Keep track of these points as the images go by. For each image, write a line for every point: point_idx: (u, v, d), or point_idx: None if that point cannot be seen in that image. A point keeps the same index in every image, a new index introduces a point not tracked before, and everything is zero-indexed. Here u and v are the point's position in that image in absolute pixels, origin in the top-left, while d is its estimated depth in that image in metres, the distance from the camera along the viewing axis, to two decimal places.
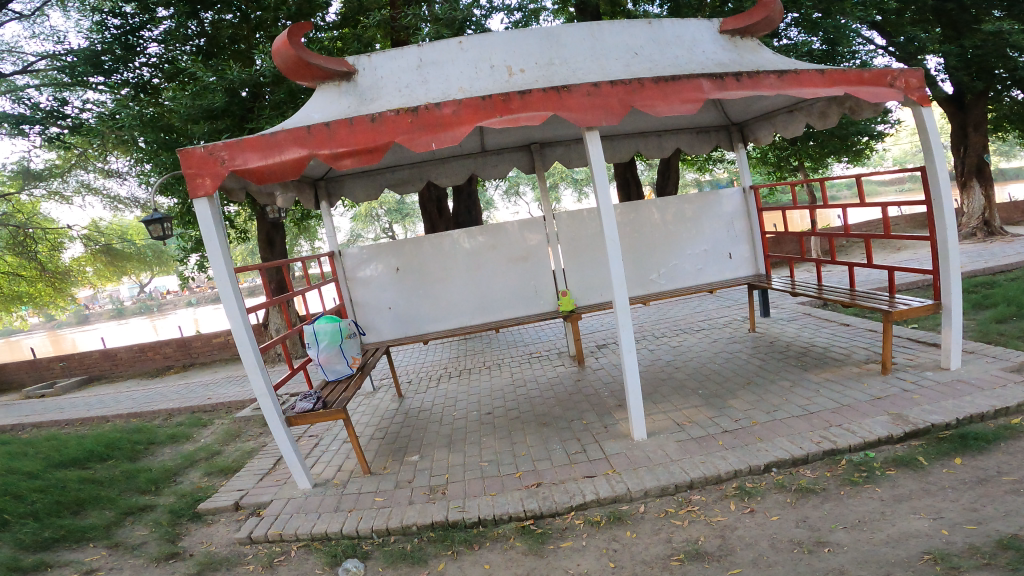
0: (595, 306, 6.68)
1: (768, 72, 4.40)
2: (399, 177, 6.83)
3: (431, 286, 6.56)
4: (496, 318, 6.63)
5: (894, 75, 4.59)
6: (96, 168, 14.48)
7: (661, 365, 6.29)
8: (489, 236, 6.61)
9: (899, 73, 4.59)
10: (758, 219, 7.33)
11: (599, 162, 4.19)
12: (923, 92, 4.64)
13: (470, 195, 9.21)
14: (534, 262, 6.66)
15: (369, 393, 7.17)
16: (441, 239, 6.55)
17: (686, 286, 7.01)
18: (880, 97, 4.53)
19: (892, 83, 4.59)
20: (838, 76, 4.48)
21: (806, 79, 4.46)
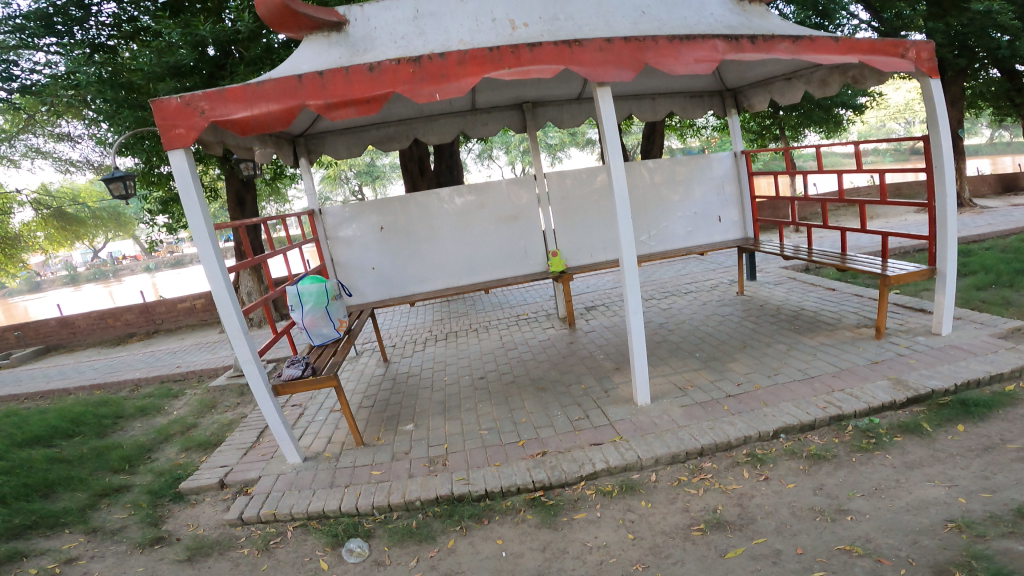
0: (587, 267, 6.48)
1: (783, 37, 4.12)
2: (383, 135, 6.41)
3: (418, 247, 6.23)
4: (485, 280, 6.36)
5: (906, 45, 4.45)
6: (46, 132, 13.47)
7: (655, 327, 6.18)
8: (478, 194, 6.28)
9: (911, 44, 4.45)
10: (749, 182, 7.07)
11: (611, 122, 3.95)
12: (931, 64, 4.56)
13: (452, 155, 8.92)
14: (525, 222, 6.40)
15: (353, 358, 6.87)
16: (428, 197, 6.19)
17: (675, 250, 6.86)
18: (889, 68, 4.41)
19: (903, 54, 4.45)
20: (852, 44, 4.27)
21: (821, 45, 4.22)
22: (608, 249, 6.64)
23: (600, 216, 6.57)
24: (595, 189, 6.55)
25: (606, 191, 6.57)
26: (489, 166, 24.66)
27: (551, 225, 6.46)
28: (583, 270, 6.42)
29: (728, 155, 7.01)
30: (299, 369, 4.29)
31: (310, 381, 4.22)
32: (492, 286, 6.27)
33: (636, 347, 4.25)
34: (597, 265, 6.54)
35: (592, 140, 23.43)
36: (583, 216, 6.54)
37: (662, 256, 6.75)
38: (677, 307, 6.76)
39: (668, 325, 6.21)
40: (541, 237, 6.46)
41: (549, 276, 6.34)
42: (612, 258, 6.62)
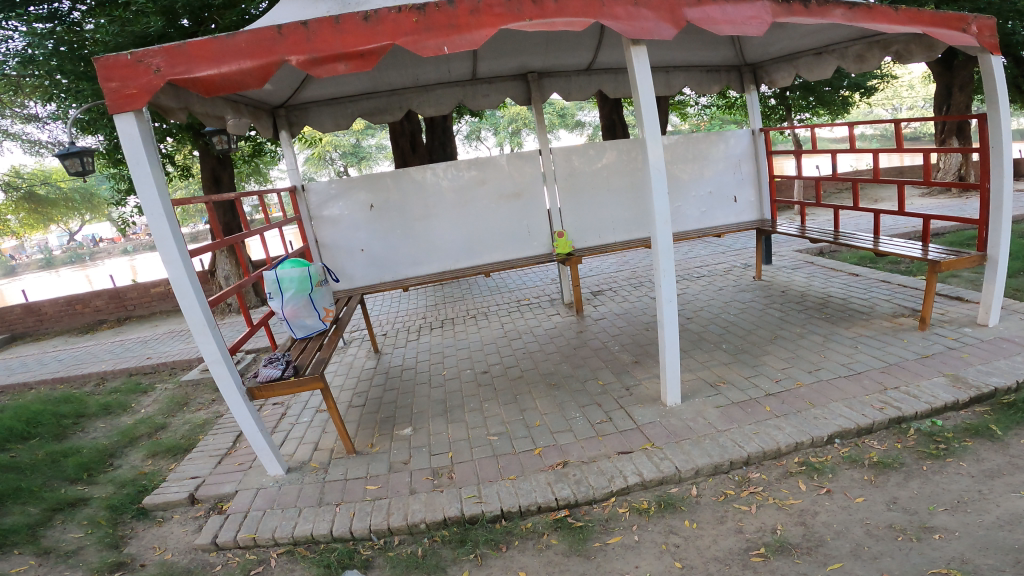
0: (598, 249, 5.91)
1: (838, 2, 3.59)
2: (373, 107, 5.76)
3: (411, 228, 5.62)
4: (484, 264, 5.74)
5: (969, 20, 4.01)
6: (9, 112, 12.55)
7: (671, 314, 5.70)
8: (478, 168, 5.64)
9: (974, 17, 4.01)
10: (767, 160, 6.34)
11: (647, 85, 3.37)
12: (994, 40, 4.11)
13: (445, 130, 8.32)
14: (529, 201, 5.78)
15: (343, 347, 6.28)
16: (421, 173, 5.55)
17: (687, 230, 6.17)
18: (954, 42, 3.95)
19: (967, 29, 4.01)
20: (914, 14, 3.79)
21: (880, 13, 3.72)
22: (619, 228, 6.05)
23: (610, 194, 5.98)
24: (606, 164, 5.94)
25: (617, 166, 5.96)
26: (476, 147, 23.83)
27: (555, 204, 5.86)
28: (591, 252, 5.86)
29: (745, 131, 6.26)
30: (279, 370, 3.63)
31: (293, 383, 3.60)
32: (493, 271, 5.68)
33: (667, 346, 3.68)
34: (607, 248, 5.96)
35: (582, 121, 22.74)
36: (591, 194, 5.94)
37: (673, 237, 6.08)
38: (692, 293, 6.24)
39: (687, 312, 5.64)
40: (546, 216, 5.85)
41: (554, 258, 5.78)
42: (624, 239, 6.04)
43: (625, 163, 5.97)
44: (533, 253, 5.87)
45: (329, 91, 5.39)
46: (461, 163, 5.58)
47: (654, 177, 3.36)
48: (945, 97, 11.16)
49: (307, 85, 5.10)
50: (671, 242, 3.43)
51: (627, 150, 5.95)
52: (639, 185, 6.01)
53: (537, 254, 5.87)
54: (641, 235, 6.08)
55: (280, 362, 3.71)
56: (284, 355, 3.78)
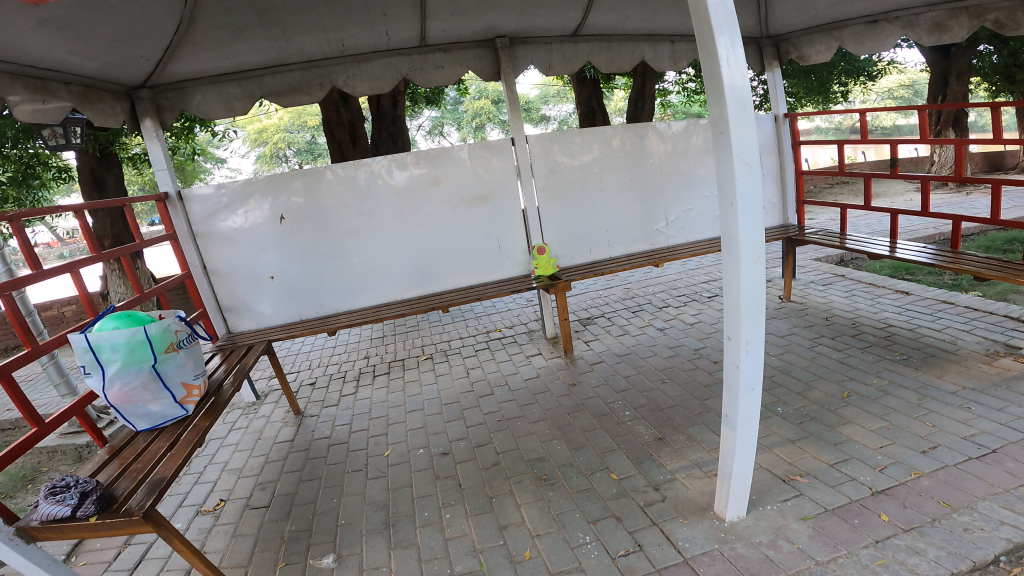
0: (594, 269, 4.14)
1: None
2: (281, 86, 3.82)
3: (338, 246, 3.98)
4: (438, 293, 4.08)
5: None
6: None
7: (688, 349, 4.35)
8: (427, 163, 3.97)
9: None
10: (794, 155, 4.71)
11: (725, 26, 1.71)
12: None
13: (395, 120, 6.75)
14: (497, 206, 4.12)
15: (255, 405, 4.81)
16: (346, 171, 3.88)
17: (696, 243, 4.50)
18: None
19: None
20: None
21: None
22: (616, 240, 4.40)
23: (602, 194, 4.32)
24: (601, 153, 4.28)
25: (614, 159, 4.31)
26: (435, 143, 21.78)
27: (530, 209, 4.16)
28: (586, 272, 4.11)
29: (768, 117, 4.62)
30: (67, 508, 2.23)
31: (95, 526, 2.25)
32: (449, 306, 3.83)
33: (737, 456, 2.24)
34: (607, 269, 4.15)
35: (547, 115, 21.15)
36: (579, 194, 4.26)
37: (686, 249, 4.37)
38: (714, 304, 4.86)
39: (713, 341, 4.25)
40: (521, 228, 4.18)
41: (532, 282, 3.98)
42: (621, 256, 4.38)
43: (621, 156, 4.32)
44: (507, 276, 4.19)
45: (216, 65, 3.55)
46: (401, 159, 3.93)
47: (742, 184, 1.77)
48: (941, 87, 10.39)
49: (174, 58, 3.32)
50: (760, 296, 1.85)
51: (629, 140, 4.31)
52: (641, 184, 4.39)
53: (513, 277, 4.16)
54: (644, 248, 4.47)
55: (71, 493, 2.30)
56: (82, 481, 2.37)
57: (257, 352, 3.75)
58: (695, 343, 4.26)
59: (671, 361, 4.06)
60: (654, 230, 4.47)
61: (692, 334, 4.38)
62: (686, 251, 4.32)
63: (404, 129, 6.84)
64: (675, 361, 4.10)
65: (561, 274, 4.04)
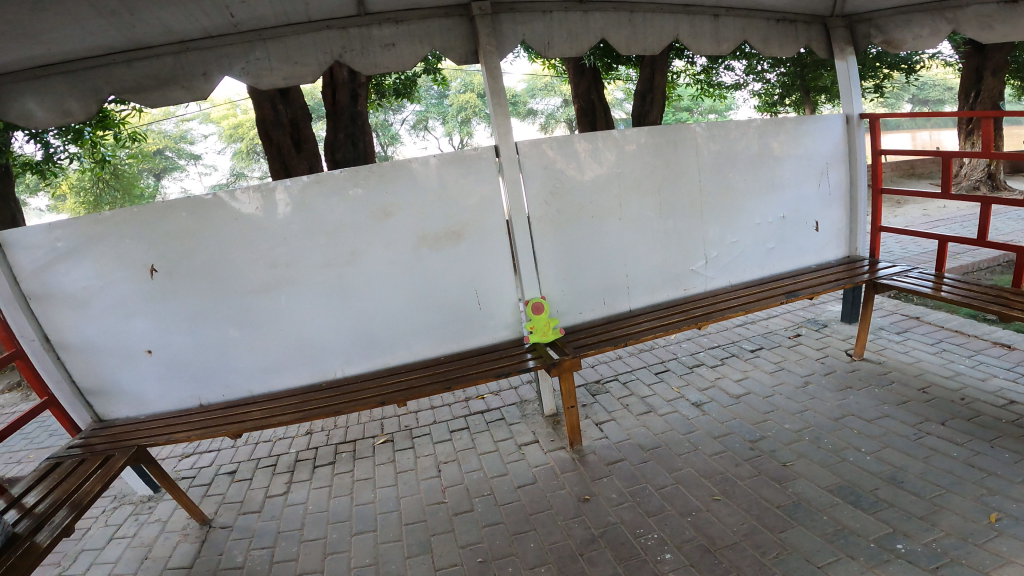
0: (613, 333, 2.89)
1: None
2: (140, 78, 2.57)
3: (242, 305, 2.74)
4: (393, 371, 2.84)
5: None
6: None
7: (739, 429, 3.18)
8: (370, 184, 2.68)
9: None
10: (869, 172, 3.53)
11: None
12: None
13: (353, 116, 5.46)
14: (478, 247, 2.88)
15: (150, 503, 3.56)
16: (245, 197, 2.59)
17: (743, 287, 3.29)
18: None
19: None
20: None
21: None
22: (636, 286, 3.19)
23: (621, 225, 3.08)
24: (621, 166, 3.00)
25: (640, 174, 3.04)
26: (421, 139, 19.89)
27: (523, 249, 2.91)
28: (597, 337, 2.86)
29: (837, 119, 3.45)
30: None
31: None
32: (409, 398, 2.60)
33: None
34: (630, 331, 2.89)
35: (534, 109, 19.59)
36: (588, 225, 3.02)
37: (734, 300, 3.12)
38: (761, 362, 3.74)
39: (770, 426, 3.13)
40: (511, 274, 2.96)
41: (524, 359, 2.75)
42: (643, 309, 3.17)
43: (650, 171, 3.05)
44: (488, 344, 2.97)
45: (31, 52, 2.33)
46: (328, 181, 2.63)
47: None
48: (973, 84, 9.48)
49: None
50: None
51: (661, 151, 3.05)
52: (675, 212, 3.15)
53: (496, 345, 2.95)
54: (672, 296, 3.27)
55: None
56: None
57: (118, 466, 2.45)
58: (750, 431, 3.11)
59: (720, 463, 2.92)
60: (690, 271, 3.26)
61: (741, 416, 3.23)
62: (733, 301, 3.10)
63: (366, 129, 5.56)
64: (726, 459, 2.93)
65: (565, 344, 2.81)
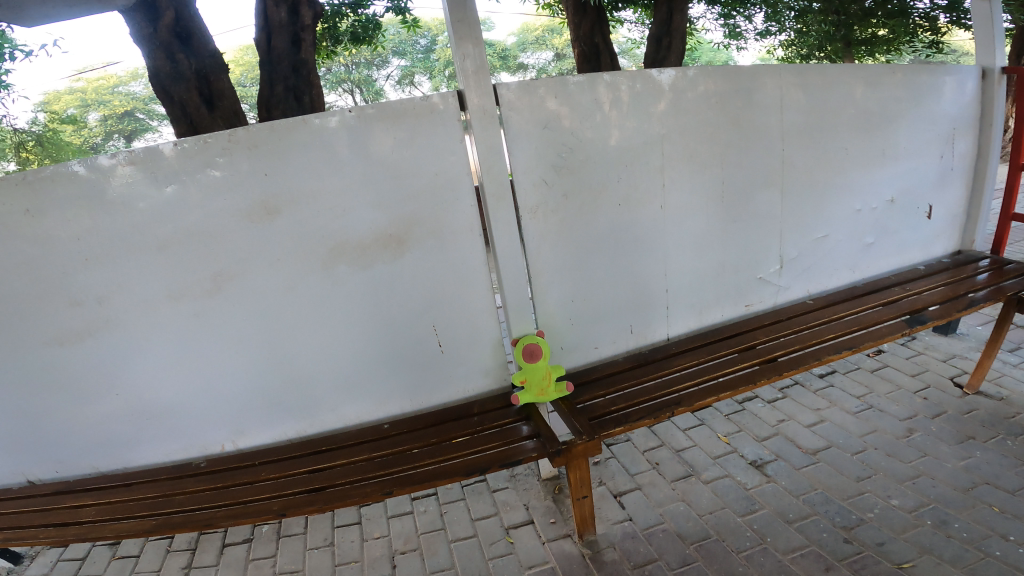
0: (649, 391, 1.89)
1: None
2: None
3: (51, 356, 1.78)
4: (310, 457, 1.87)
5: None
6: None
7: (818, 500, 2.21)
8: (241, 163, 1.62)
9: None
10: (1006, 135, 2.45)
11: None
12: None
13: (295, 67, 4.07)
14: (432, 260, 1.84)
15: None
16: (7, 202, 1.59)
17: (833, 302, 2.27)
18: None
19: None
20: None
21: None
22: (679, 305, 2.17)
23: (661, 220, 2.03)
24: (662, 128, 1.92)
25: (692, 139, 1.96)
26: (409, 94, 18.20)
27: (507, 254, 1.84)
28: (626, 402, 1.86)
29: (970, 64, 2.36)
30: None
31: None
32: (325, 507, 1.65)
33: None
34: (674, 385, 1.89)
35: (526, 65, 17.96)
36: (611, 219, 1.96)
37: (823, 326, 2.10)
38: (837, 397, 2.77)
39: (869, 503, 2.15)
40: (490, 297, 1.94)
41: (516, 440, 1.78)
42: (689, 340, 2.16)
43: (705, 135, 1.97)
44: (454, 411, 2.00)
45: None
46: (169, 163, 1.60)
47: None
48: None
49: None
50: None
51: (726, 106, 1.97)
52: (741, 195, 2.09)
53: (464, 411, 1.98)
54: (728, 317, 2.26)
55: None
56: None
57: None
58: (840, 514, 2.13)
59: (801, 564, 1.95)
60: (757, 280, 2.23)
61: (823, 486, 2.27)
62: (826, 329, 2.06)
63: (315, 82, 4.18)
64: (806, 556, 1.97)
65: (578, 418, 1.81)
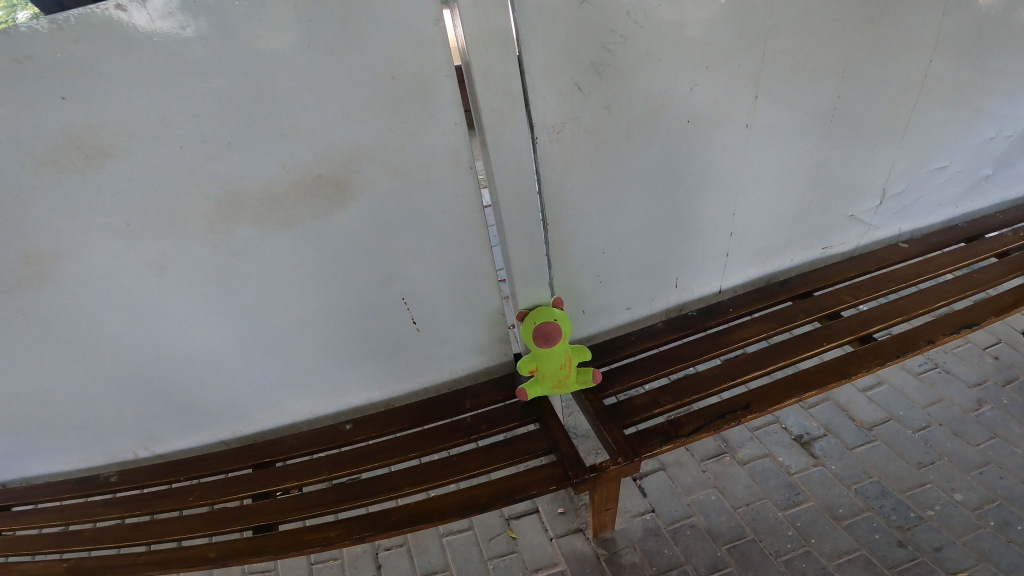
0: (710, 380, 1.47)
1: None
2: None
3: None
4: (251, 473, 1.46)
5: None
6: None
7: (863, 486, 1.88)
8: (32, 92, 0.96)
9: None
10: None
11: None
12: None
13: None
14: (397, 215, 1.27)
15: None
16: None
17: (932, 247, 1.82)
18: None
19: None
20: None
21: None
22: (743, 251, 1.73)
23: (742, 149, 1.46)
24: (756, 18, 1.25)
25: (810, 29, 1.31)
26: None
27: (507, 208, 1.26)
28: (680, 395, 1.44)
29: None
30: None
31: None
32: (275, 554, 1.29)
33: None
34: (743, 373, 1.48)
35: None
36: (663, 152, 1.38)
37: (924, 288, 1.69)
38: None
39: (930, 498, 1.82)
40: (488, 260, 1.43)
41: (524, 460, 1.35)
42: (753, 296, 1.77)
43: (832, 27, 1.33)
44: (440, 406, 1.56)
45: None
46: None
47: None
48: None
49: None
50: None
51: None
52: (848, 114, 1.51)
53: (453, 406, 1.55)
54: (799, 262, 1.84)
55: None
56: None
57: None
58: (895, 512, 1.80)
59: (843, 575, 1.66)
60: (847, 219, 1.78)
61: (879, 470, 1.93)
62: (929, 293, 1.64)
63: None
64: (846, 563, 1.68)
65: (613, 422, 1.39)
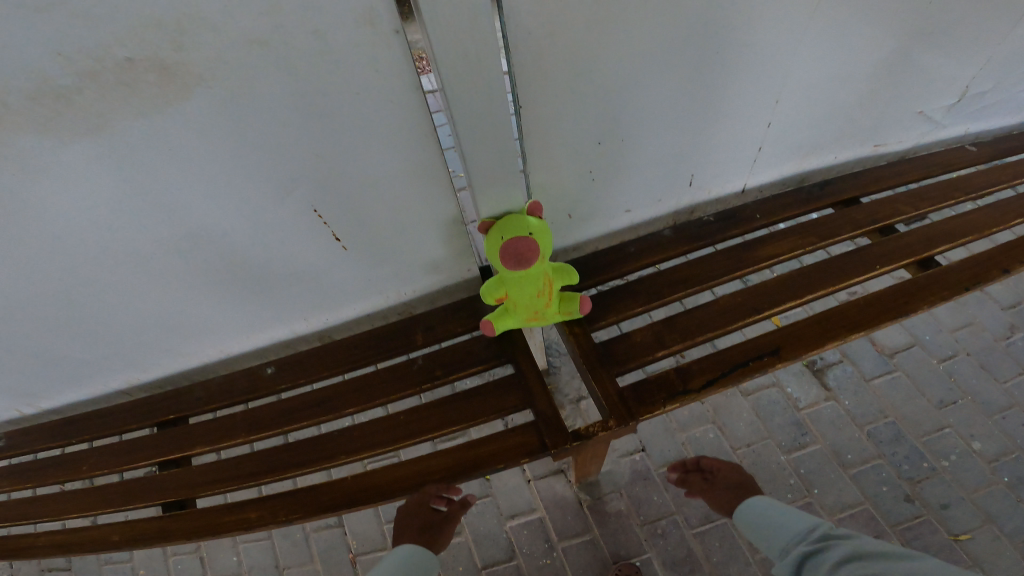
0: (733, 314, 1.14)
1: None
2: None
3: None
4: (154, 434, 1.18)
5: None
6: None
7: (873, 426, 1.69)
8: None
9: None
10: None
11: None
12: None
13: None
14: (295, 122, 0.81)
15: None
16: None
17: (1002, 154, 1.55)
18: None
19: None
20: None
21: None
22: (779, 145, 1.33)
23: (811, 42, 1.05)
24: None
25: None
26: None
27: (464, 126, 0.82)
28: (693, 332, 1.11)
29: None
30: None
31: None
32: (188, 538, 1.06)
33: None
34: (773, 304, 1.16)
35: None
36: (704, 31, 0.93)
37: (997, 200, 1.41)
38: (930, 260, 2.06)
39: (946, 447, 1.64)
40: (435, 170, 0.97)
41: (497, 418, 1.04)
42: (785, 202, 1.43)
43: None
44: (381, 337, 1.18)
45: None
46: None
47: None
48: None
49: None
50: None
51: None
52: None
53: (395, 338, 1.17)
54: (842, 160, 1.49)
55: None
56: None
57: None
58: (907, 461, 1.63)
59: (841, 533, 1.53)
60: (915, 116, 1.41)
61: (894, 407, 1.72)
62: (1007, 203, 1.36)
63: None
64: (846, 518, 1.55)
65: (607, 368, 1.06)
